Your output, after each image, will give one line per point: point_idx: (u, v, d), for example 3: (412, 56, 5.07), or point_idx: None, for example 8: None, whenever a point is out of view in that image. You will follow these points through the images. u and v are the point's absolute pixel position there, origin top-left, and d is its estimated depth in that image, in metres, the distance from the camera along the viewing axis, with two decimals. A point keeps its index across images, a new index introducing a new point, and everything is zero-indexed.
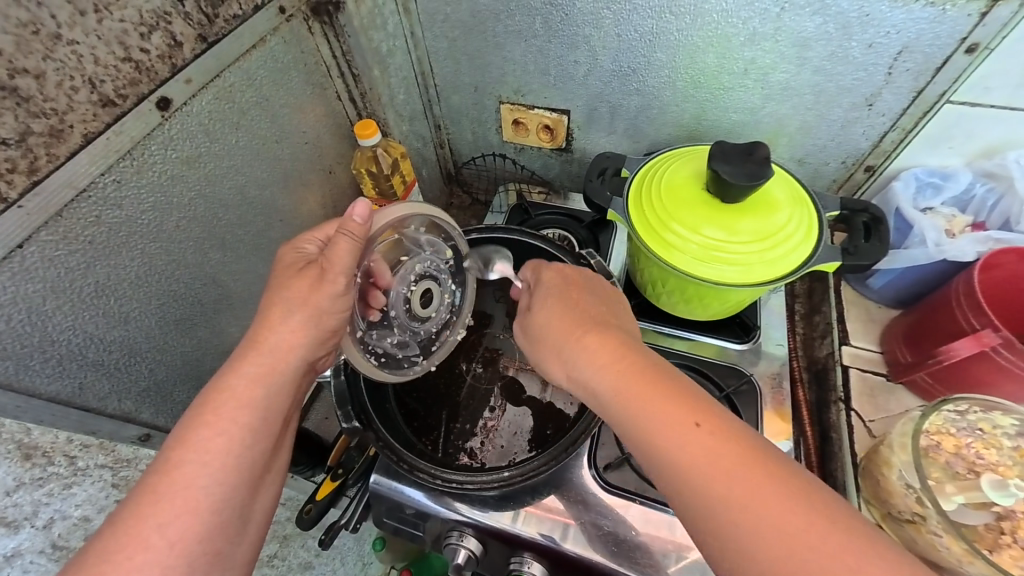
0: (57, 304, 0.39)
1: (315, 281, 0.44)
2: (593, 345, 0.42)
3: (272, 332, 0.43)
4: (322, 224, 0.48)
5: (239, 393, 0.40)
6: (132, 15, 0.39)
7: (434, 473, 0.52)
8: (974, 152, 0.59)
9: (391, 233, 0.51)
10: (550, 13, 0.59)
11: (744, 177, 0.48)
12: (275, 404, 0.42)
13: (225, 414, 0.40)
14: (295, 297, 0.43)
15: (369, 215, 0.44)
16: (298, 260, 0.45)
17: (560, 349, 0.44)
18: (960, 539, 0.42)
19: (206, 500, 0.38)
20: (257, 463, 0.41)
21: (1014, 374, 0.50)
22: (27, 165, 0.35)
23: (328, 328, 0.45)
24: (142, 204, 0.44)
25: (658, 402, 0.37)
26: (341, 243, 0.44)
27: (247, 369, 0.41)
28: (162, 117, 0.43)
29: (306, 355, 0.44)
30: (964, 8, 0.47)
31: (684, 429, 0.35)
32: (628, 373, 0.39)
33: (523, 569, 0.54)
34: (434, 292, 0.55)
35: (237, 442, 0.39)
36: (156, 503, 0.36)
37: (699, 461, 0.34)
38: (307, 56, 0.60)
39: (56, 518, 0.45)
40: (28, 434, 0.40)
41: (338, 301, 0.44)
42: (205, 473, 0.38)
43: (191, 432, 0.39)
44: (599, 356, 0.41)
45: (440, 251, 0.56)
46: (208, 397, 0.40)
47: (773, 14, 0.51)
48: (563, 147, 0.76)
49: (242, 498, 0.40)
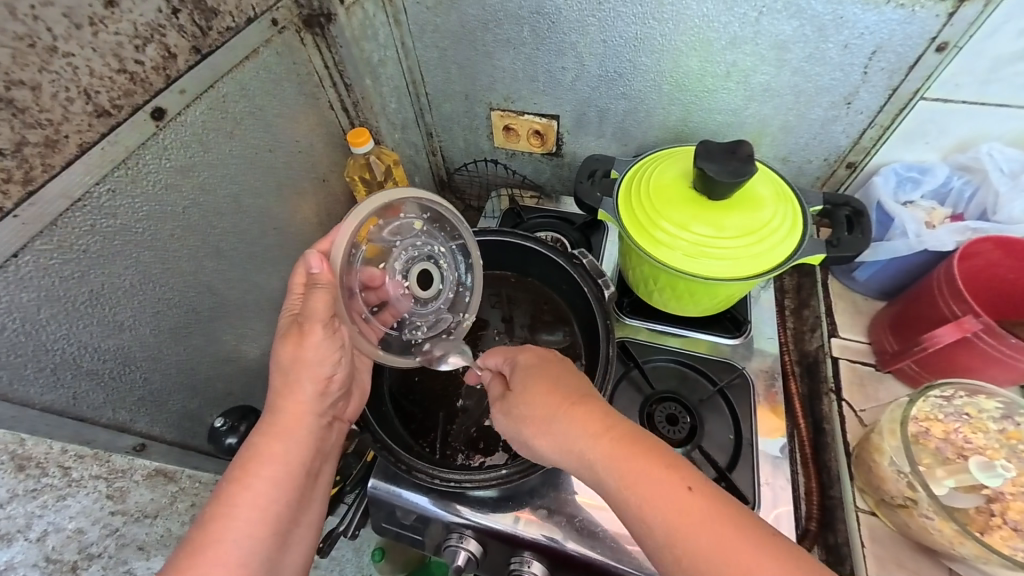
0: (52, 313, 0.39)
1: (298, 339, 0.47)
2: (585, 407, 0.42)
3: (288, 393, 0.48)
4: (292, 285, 0.48)
5: (264, 452, 0.45)
6: (127, 28, 0.40)
7: (433, 473, 0.51)
8: (949, 146, 0.61)
9: (356, 242, 0.49)
10: (537, 22, 0.60)
11: (730, 174, 0.49)
12: (295, 457, 0.47)
13: (252, 470, 0.44)
14: (287, 359, 0.47)
15: (322, 263, 0.45)
16: (289, 320, 0.49)
17: (536, 426, 0.43)
18: (951, 521, 0.44)
19: (235, 553, 0.41)
20: (281, 519, 0.44)
21: (996, 357, 0.52)
22: (23, 175, 0.35)
23: (323, 379, 0.49)
24: (136, 213, 0.44)
25: (643, 463, 0.37)
26: (315, 296, 0.46)
27: (267, 430, 0.47)
28: (157, 127, 0.44)
29: (316, 404, 0.49)
30: (933, 9, 0.49)
31: (683, 491, 0.36)
32: (611, 436, 0.39)
33: (523, 569, 0.54)
34: (432, 267, 0.55)
35: (262, 495, 0.44)
36: (193, 558, 0.40)
37: (688, 524, 0.35)
38: (299, 66, 0.61)
39: (50, 530, 0.42)
40: (22, 445, 0.38)
41: (322, 348, 0.47)
42: (233, 526, 0.42)
43: (221, 489, 0.43)
44: (585, 420, 0.41)
45: (412, 230, 0.54)
46: (238, 457, 0.45)
47: (751, 19, 0.53)
48: (553, 152, 0.77)
49: (269, 551, 0.43)
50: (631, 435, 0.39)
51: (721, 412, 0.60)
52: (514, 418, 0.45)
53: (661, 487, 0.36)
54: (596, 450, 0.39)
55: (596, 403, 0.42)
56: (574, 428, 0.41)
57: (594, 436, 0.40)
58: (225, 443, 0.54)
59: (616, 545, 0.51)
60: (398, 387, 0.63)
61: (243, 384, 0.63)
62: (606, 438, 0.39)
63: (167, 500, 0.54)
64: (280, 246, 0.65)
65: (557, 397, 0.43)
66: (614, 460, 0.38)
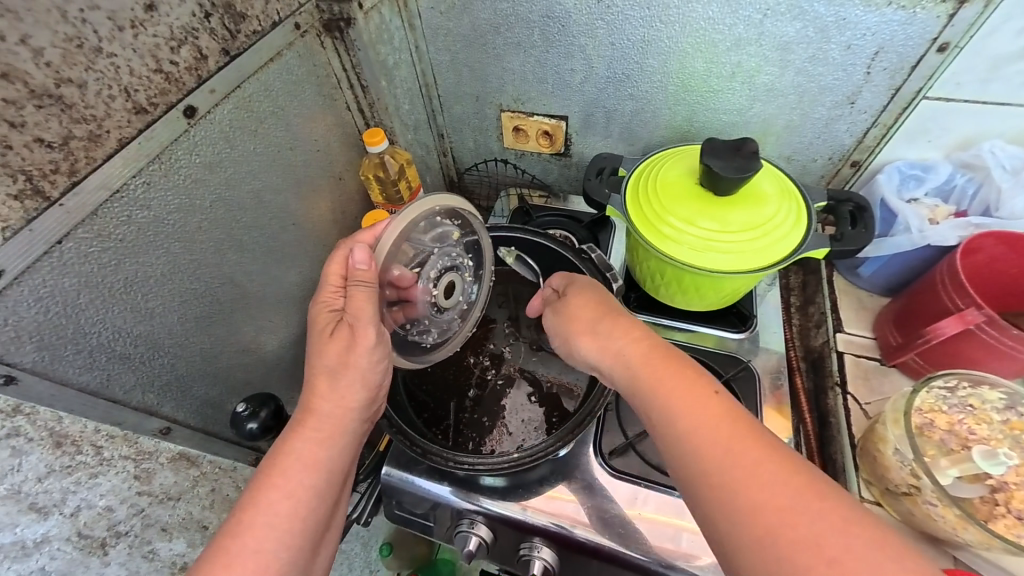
0: (90, 299, 0.42)
1: (348, 342, 0.48)
2: (621, 321, 0.46)
3: (334, 397, 0.48)
4: (325, 277, 0.49)
5: (305, 457, 0.45)
6: (164, 31, 0.42)
7: (446, 456, 0.53)
8: (952, 145, 0.62)
9: (400, 243, 0.50)
10: (547, 25, 0.62)
11: (734, 170, 0.51)
12: (336, 464, 0.47)
13: (293, 478, 0.44)
14: (337, 362, 0.48)
15: (370, 260, 0.48)
16: (331, 318, 0.49)
17: (577, 330, 0.47)
18: (954, 507, 0.45)
19: (275, 561, 0.42)
20: (317, 526, 0.45)
21: (1000, 349, 0.52)
22: (68, 166, 0.38)
23: (373, 386, 0.50)
24: (168, 205, 0.47)
25: (675, 367, 0.41)
26: (359, 295, 0.47)
27: (309, 436, 0.46)
28: (188, 124, 0.47)
29: (361, 410, 0.49)
30: (933, 10, 0.50)
31: (705, 393, 0.39)
32: (650, 344, 0.44)
33: (533, 553, 0.55)
34: (457, 279, 0.57)
35: (304, 502, 0.44)
36: (230, 565, 0.40)
37: (706, 419, 0.38)
38: (319, 69, 0.64)
39: (82, 506, 0.44)
40: (60, 423, 0.41)
41: (373, 354, 0.48)
42: (274, 534, 0.42)
43: (261, 495, 0.43)
44: (628, 328, 0.45)
45: (448, 237, 0.55)
46: (277, 462, 0.45)
47: (756, 21, 0.55)
48: (561, 152, 0.79)
49: (305, 558, 0.44)
50: (662, 353, 0.43)
51: None
52: (556, 325, 0.50)
53: (687, 388, 0.39)
54: (634, 351, 0.43)
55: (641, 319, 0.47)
56: (615, 330, 0.45)
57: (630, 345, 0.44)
58: (246, 428, 0.56)
59: (623, 532, 0.53)
60: (411, 376, 0.64)
61: (261, 374, 0.65)
62: (645, 342, 0.44)
63: (189, 484, 0.56)
64: (298, 242, 0.68)
65: (603, 308, 0.48)
66: (650, 360, 0.42)
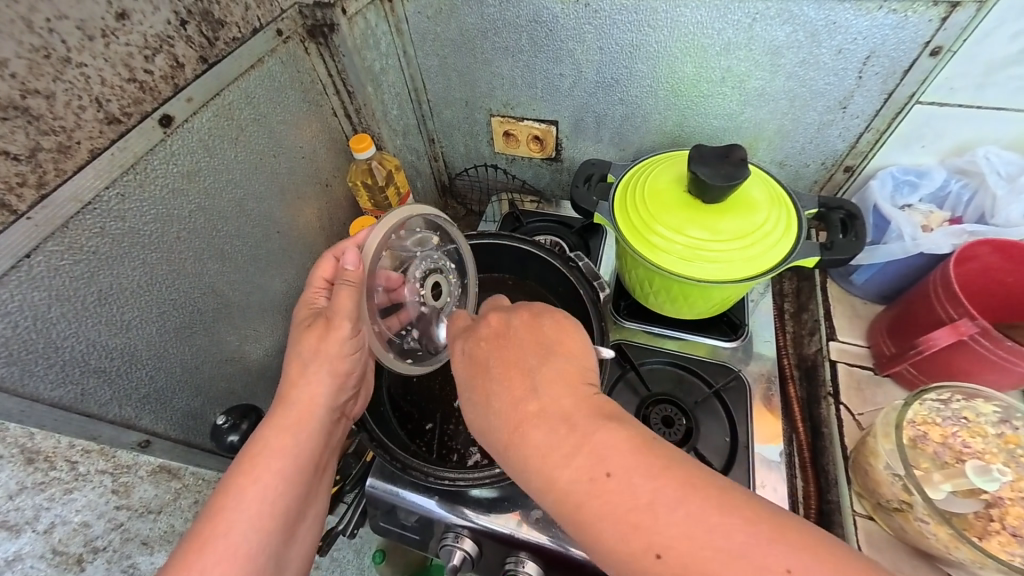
0: (61, 313, 0.41)
1: (323, 332, 0.48)
2: (578, 484, 0.32)
3: (304, 384, 0.47)
4: (315, 278, 0.51)
5: (275, 445, 0.45)
6: (137, 40, 0.41)
7: (427, 472, 0.51)
8: (947, 150, 0.61)
9: (384, 250, 0.50)
10: (535, 30, 0.61)
11: (722, 178, 0.50)
12: (306, 452, 0.46)
13: (260, 465, 0.44)
14: (308, 349, 0.48)
15: (359, 261, 0.48)
16: (311, 315, 0.50)
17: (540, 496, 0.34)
18: (946, 525, 0.43)
19: (244, 548, 0.41)
20: (289, 515, 0.45)
21: (992, 361, 0.51)
22: (36, 179, 0.37)
23: (341, 373, 0.49)
24: (144, 216, 0.46)
25: (672, 544, 0.29)
26: (341, 294, 0.47)
27: (279, 423, 0.46)
28: (164, 133, 0.46)
29: (331, 398, 0.49)
30: (925, 14, 0.49)
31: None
32: (628, 518, 0.31)
33: (518, 569, 0.54)
34: (442, 279, 0.57)
35: (273, 490, 0.44)
36: (201, 552, 0.40)
37: None
38: (303, 75, 0.63)
39: (56, 523, 0.44)
40: (31, 439, 0.40)
41: (346, 345, 0.48)
42: (243, 522, 0.42)
43: (231, 482, 0.43)
44: (594, 497, 0.31)
45: (428, 243, 0.56)
46: (245, 450, 0.44)
47: (745, 25, 0.54)
48: (551, 157, 0.78)
49: (276, 547, 0.43)
50: (642, 504, 0.30)
51: (717, 415, 0.60)
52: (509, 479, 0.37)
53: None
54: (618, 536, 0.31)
55: (594, 458, 0.32)
56: (582, 509, 0.32)
57: (609, 514, 0.31)
58: (227, 440, 0.55)
59: None
60: (396, 387, 0.63)
61: (246, 384, 0.65)
62: (623, 523, 0.31)
63: (170, 496, 0.55)
64: (284, 249, 0.67)
65: (549, 463, 0.34)
66: (640, 543, 0.30)
